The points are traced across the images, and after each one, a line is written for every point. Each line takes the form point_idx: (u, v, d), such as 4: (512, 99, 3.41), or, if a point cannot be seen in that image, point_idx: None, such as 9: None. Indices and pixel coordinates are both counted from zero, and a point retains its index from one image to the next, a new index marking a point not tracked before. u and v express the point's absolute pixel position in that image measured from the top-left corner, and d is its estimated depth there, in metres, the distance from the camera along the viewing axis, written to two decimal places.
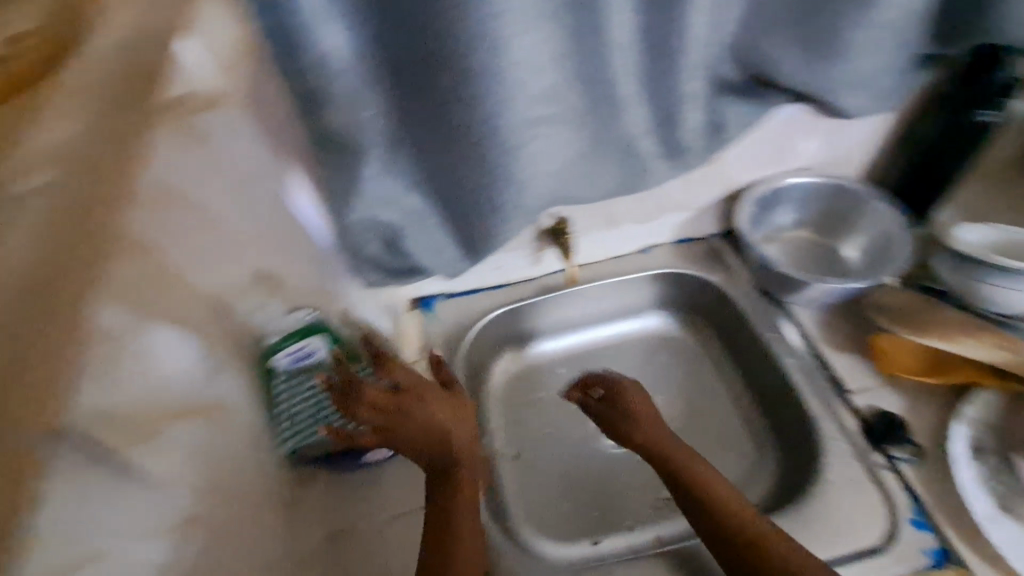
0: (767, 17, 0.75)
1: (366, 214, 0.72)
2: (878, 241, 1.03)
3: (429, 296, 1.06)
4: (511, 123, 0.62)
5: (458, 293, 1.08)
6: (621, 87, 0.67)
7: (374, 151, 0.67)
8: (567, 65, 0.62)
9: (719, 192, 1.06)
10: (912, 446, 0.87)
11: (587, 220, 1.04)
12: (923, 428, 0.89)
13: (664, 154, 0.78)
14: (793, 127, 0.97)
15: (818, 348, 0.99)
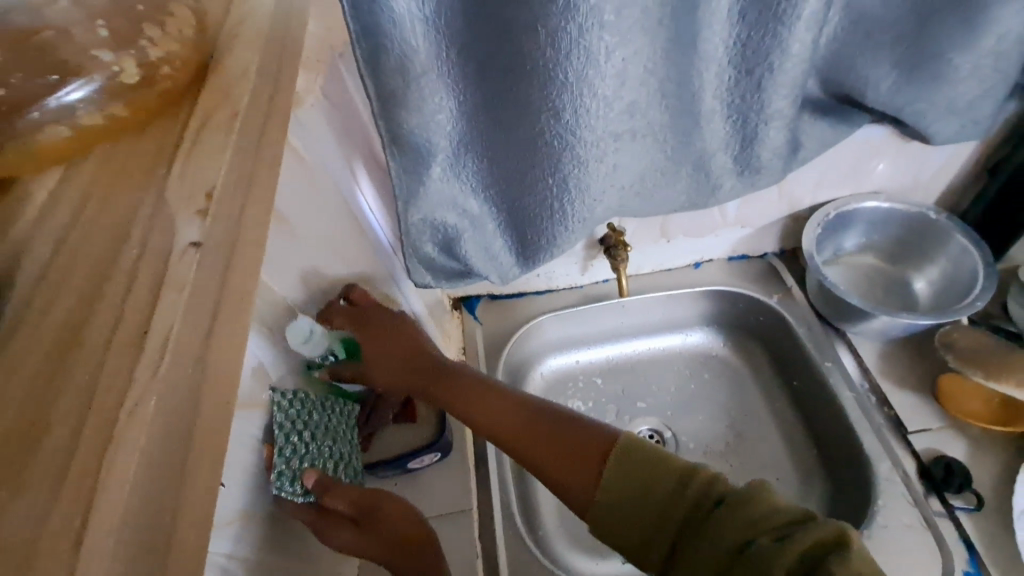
0: (863, 33, 0.70)
1: (425, 216, 0.68)
2: (952, 273, 0.97)
3: (474, 297, 1.07)
4: (587, 135, 0.60)
5: (504, 296, 1.08)
6: (704, 99, 0.63)
7: (443, 155, 0.64)
8: (650, 78, 0.59)
9: (782, 210, 1.01)
10: (973, 495, 0.82)
11: (641, 231, 1.01)
12: (987, 476, 0.84)
13: (736, 173, 0.75)
14: (871, 148, 0.91)
15: (876, 383, 0.93)
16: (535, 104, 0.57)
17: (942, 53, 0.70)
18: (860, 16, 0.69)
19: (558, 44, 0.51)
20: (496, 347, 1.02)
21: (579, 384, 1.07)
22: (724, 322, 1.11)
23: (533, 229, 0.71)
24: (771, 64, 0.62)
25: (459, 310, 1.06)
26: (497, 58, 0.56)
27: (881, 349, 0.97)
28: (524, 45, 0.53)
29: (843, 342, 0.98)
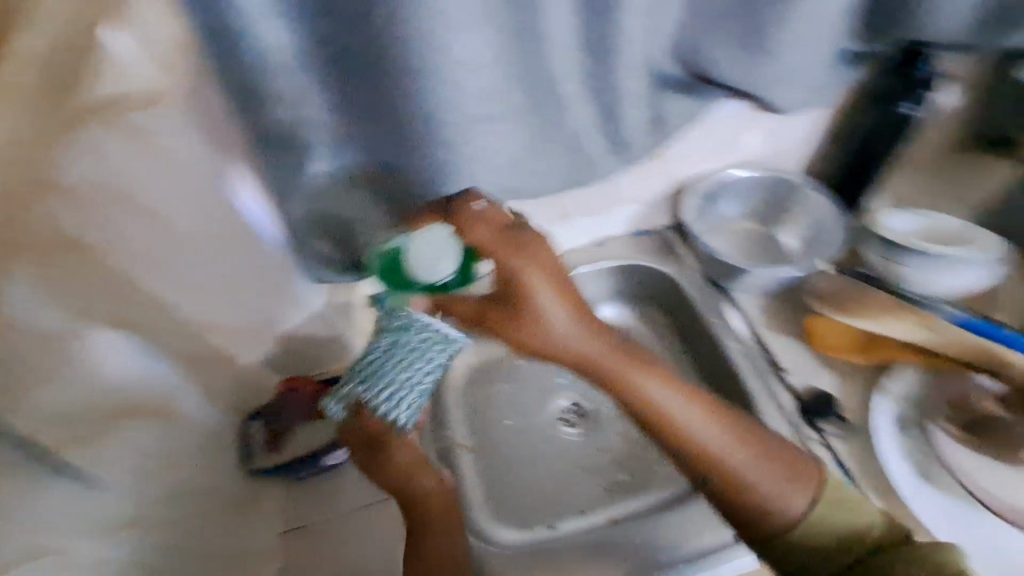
0: (701, 15, 0.78)
1: (312, 210, 0.71)
2: (812, 228, 1.09)
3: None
4: (456, 118, 0.64)
5: None
6: (561, 82, 0.69)
7: (320, 149, 0.67)
8: (508, 62, 0.63)
9: (665, 185, 1.09)
10: (841, 420, 0.93)
11: (543, 214, 1.05)
12: (854, 404, 0.95)
13: (609, 149, 0.81)
14: (732, 121, 1.01)
15: (760, 335, 1.03)
16: (400, 92, 0.61)
17: (767, 28, 0.78)
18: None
19: (405, 36, 0.55)
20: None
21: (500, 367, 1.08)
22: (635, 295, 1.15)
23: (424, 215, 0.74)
24: (617, 45, 0.68)
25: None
26: (355, 51, 0.59)
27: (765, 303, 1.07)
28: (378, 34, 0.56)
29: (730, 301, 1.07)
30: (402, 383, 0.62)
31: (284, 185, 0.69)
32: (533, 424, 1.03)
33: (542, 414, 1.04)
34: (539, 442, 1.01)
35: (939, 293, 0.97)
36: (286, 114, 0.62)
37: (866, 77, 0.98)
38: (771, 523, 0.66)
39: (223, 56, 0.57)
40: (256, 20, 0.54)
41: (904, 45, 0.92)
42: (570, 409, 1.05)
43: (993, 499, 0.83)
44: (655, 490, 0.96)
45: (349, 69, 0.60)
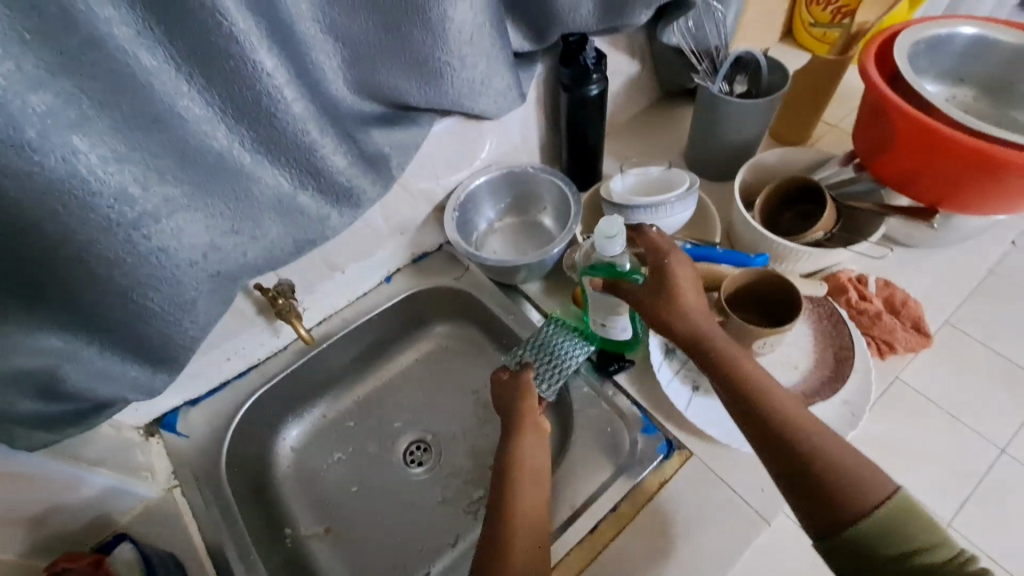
0: (368, 59, 0.55)
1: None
2: (560, 208, 0.83)
3: (169, 410, 0.72)
4: (90, 232, 0.41)
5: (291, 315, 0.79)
6: (133, 163, 0.42)
7: None
8: (145, 156, 0.42)
9: (425, 207, 0.79)
10: (632, 368, 0.71)
11: (305, 277, 0.73)
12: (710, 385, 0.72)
13: (327, 202, 0.58)
14: (455, 136, 0.74)
15: (656, 419, 0.68)
16: (59, 193, 0.38)
17: (264, 61, 0.44)
18: (352, 36, 0.53)
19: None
20: (201, 465, 0.70)
21: (331, 438, 0.81)
22: (436, 312, 0.87)
23: (182, 325, 0.51)
24: (286, 121, 0.49)
25: (157, 433, 0.72)
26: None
27: (698, 382, 0.68)
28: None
29: (612, 375, 0.71)
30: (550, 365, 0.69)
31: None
32: (334, 473, 0.79)
33: (324, 461, 0.79)
34: (356, 495, 0.77)
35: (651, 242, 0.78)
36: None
37: (550, 73, 0.76)
38: (827, 459, 0.48)
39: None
40: None
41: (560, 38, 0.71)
42: (420, 446, 0.81)
43: None
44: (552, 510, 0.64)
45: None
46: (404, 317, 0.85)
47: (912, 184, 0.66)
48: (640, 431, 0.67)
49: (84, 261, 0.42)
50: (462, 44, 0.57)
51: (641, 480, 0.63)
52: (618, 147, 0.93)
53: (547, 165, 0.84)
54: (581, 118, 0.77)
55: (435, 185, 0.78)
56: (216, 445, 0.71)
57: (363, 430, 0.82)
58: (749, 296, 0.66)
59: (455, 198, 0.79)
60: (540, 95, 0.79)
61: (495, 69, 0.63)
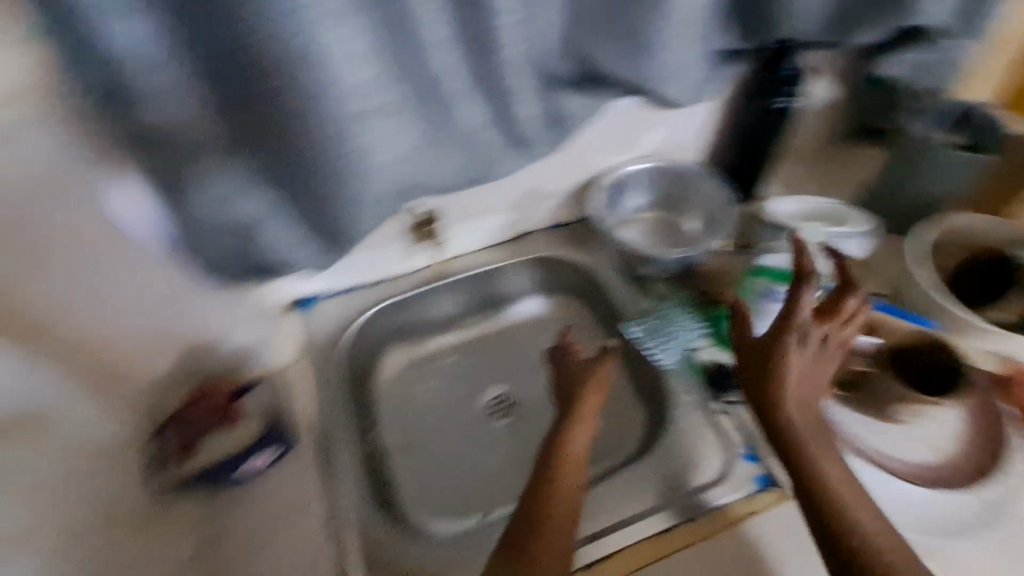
0: (587, 17, 0.57)
1: (206, 209, 0.52)
2: (709, 214, 0.81)
3: (310, 294, 0.79)
4: (323, 116, 0.46)
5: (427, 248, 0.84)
6: (371, 59, 0.46)
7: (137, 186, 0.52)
8: (384, 59, 0.47)
9: (576, 178, 0.81)
10: (744, 390, 0.69)
11: (452, 212, 0.78)
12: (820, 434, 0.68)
13: (506, 145, 0.61)
14: (628, 117, 0.74)
15: (758, 449, 0.65)
16: (309, 66, 0.42)
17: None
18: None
19: None
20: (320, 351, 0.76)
21: (429, 367, 0.86)
22: (556, 283, 0.89)
23: (355, 218, 0.56)
24: (502, 58, 0.51)
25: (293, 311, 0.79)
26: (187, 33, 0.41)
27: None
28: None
29: (720, 393, 0.69)
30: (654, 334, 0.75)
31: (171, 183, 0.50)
32: (423, 399, 0.83)
33: (417, 386, 0.84)
34: (440, 421, 0.81)
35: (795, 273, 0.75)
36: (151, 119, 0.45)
37: (745, 76, 0.75)
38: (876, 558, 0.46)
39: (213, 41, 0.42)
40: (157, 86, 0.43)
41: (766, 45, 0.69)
42: (505, 400, 0.84)
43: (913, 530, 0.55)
44: (627, 504, 0.64)
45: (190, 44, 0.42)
46: (524, 277, 0.87)
47: None
48: (737, 456, 0.65)
49: (308, 139, 0.47)
50: (680, 28, 0.58)
51: (728, 504, 0.61)
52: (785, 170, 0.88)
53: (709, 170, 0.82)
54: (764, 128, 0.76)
55: (594, 160, 0.79)
56: (337, 339, 0.77)
57: (459, 369, 0.86)
58: (898, 356, 0.62)
59: (607, 180, 0.80)
60: (724, 97, 0.77)
61: (695, 59, 0.63)
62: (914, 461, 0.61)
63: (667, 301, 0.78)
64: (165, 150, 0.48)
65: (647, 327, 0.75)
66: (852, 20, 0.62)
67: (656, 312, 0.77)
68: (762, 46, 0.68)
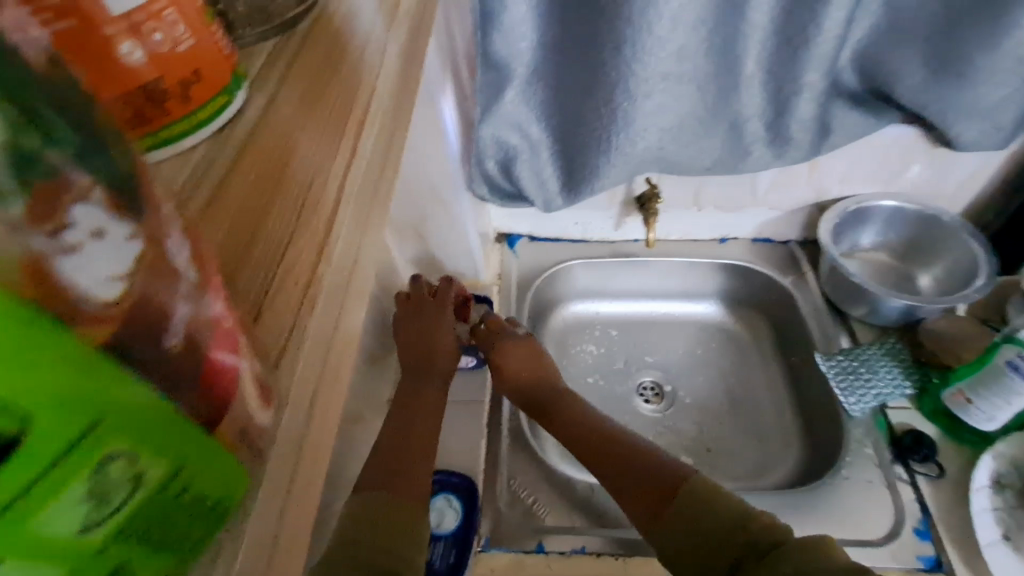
0: (905, 31, 0.56)
1: (497, 130, 0.60)
2: (954, 275, 0.73)
3: (517, 233, 0.89)
4: (640, 68, 0.52)
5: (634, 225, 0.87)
6: (691, 23, 0.50)
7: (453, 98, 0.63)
8: (707, 31, 0.52)
9: (809, 198, 0.78)
10: (939, 466, 0.62)
11: (672, 195, 0.80)
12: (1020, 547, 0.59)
13: (769, 142, 0.61)
14: (897, 148, 0.70)
15: (938, 531, 0.59)
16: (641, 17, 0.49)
17: None
18: (908, 10, 0.55)
19: None
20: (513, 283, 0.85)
21: (593, 332, 0.89)
22: (743, 296, 0.87)
23: (608, 172, 0.61)
24: (811, 53, 0.53)
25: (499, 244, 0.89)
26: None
27: (1019, 537, 0.56)
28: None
29: (908, 459, 0.63)
30: (846, 374, 0.70)
31: (488, 100, 0.58)
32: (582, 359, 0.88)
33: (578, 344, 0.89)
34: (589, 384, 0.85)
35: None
36: (507, 44, 0.54)
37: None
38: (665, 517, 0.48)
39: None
40: (515, 13, 0.51)
41: None
42: (654, 388, 0.83)
43: None
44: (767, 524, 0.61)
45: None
46: (715, 279, 0.87)
47: None
48: (909, 528, 0.59)
49: (613, 86, 0.54)
50: (1008, 58, 0.55)
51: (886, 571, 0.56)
52: None
53: (969, 226, 0.73)
54: None
55: (837, 184, 0.76)
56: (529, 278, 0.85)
57: (620, 343, 0.88)
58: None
59: (843, 207, 0.76)
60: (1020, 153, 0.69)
61: (1013, 98, 0.58)
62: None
63: (873, 349, 0.71)
64: (495, 72, 0.56)
65: (842, 366, 0.70)
66: None
67: (855, 354, 0.71)
68: None
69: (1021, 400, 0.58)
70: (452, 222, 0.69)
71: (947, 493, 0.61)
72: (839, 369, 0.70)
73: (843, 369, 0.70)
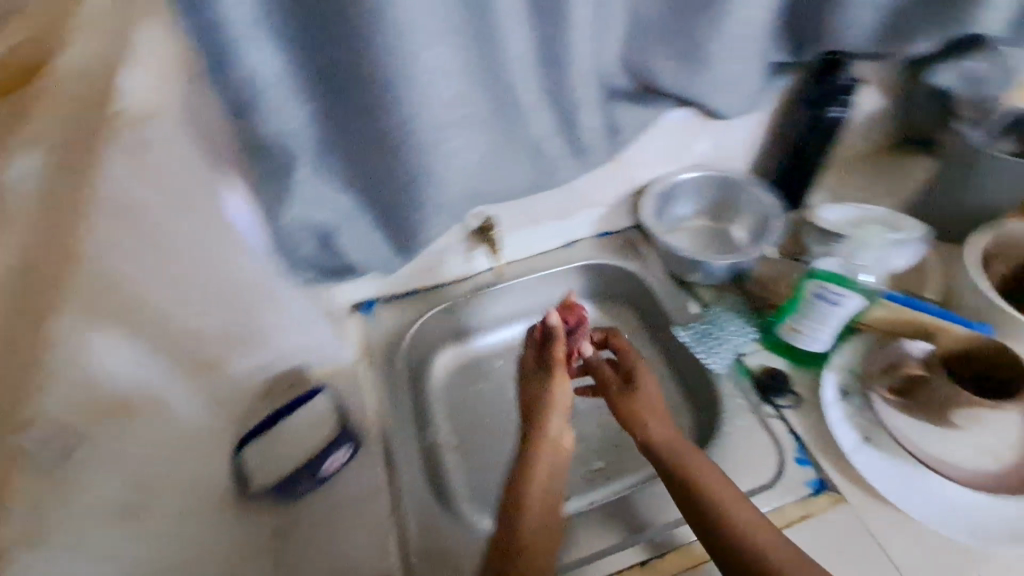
0: (647, 35, 0.61)
1: (298, 215, 0.55)
2: (758, 223, 0.83)
3: (370, 297, 0.84)
4: (421, 123, 0.51)
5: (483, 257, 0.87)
6: (459, 74, 0.50)
7: None
8: (474, 74, 0.51)
9: (626, 188, 0.84)
10: (795, 394, 0.70)
11: (508, 221, 0.81)
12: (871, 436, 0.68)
13: (569, 153, 0.64)
14: (680, 130, 0.77)
15: (812, 454, 0.65)
16: (406, 80, 0.47)
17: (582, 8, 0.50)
18: (643, 14, 0.60)
19: None
20: (381, 350, 0.81)
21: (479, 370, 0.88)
22: (602, 290, 0.91)
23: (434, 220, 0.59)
24: (576, 73, 0.55)
25: (355, 312, 0.84)
26: (311, 45, 0.47)
27: (870, 434, 0.65)
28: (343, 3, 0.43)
29: (772, 398, 0.70)
30: (701, 338, 0.75)
31: (278, 185, 0.53)
32: (475, 401, 0.86)
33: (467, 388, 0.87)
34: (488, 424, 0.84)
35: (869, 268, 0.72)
36: (275, 127, 0.49)
37: (791, 88, 0.77)
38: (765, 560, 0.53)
39: (328, 56, 0.47)
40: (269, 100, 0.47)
41: (815, 57, 0.71)
42: (552, 405, 0.85)
43: (961, 531, 0.57)
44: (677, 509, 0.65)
45: (308, 57, 0.47)
46: (573, 283, 0.90)
47: None
48: (791, 459, 0.65)
49: (404, 144, 0.52)
50: (735, 44, 0.62)
51: (782, 509, 0.61)
52: (831, 182, 0.89)
53: (755, 178, 0.84)
54: (808, 140, 0.77)
55: (644, 170, 0.82)
56: (397, 339, 0.82)
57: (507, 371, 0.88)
58: (954, 359, 0.62)
59: (655, 188, 0.83)
60: (772, 108, 0.79)
61: (751, 70, 0.66)
62: (974, 469, 0.61)
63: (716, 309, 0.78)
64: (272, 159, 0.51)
65: (695, 332, 0.76)
66: (904, 28, 0.64)
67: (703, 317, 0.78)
68: (809, 59, 0.70)
69: (835, 321, 0.66)
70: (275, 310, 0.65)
71: (808, 415, 0.68)
72: (694, 335, 0.76)
73: (697, 334, 0.76)
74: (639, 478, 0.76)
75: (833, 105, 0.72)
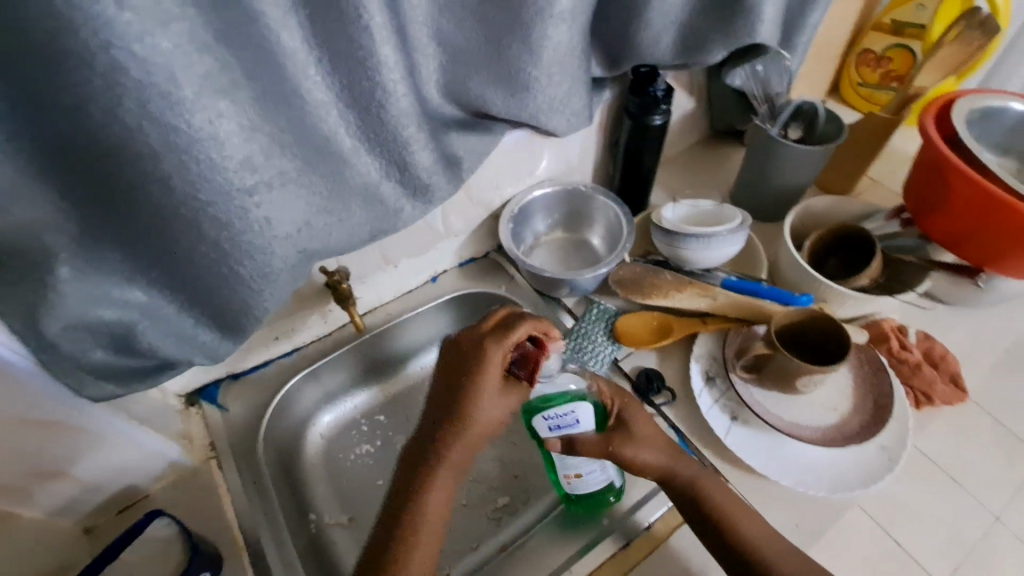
0: (464, 64, 0.58)
1: (72, 325, 0.45)
2: (611, 229, 0.85)
3: (212, 381, 0.73)
4: (211, 194, 0.42)
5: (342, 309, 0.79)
6: (253, 131, 0.42)
7: None
8: (270, 129, 0.44)
9: (481, 214, 0.82)
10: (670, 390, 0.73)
11: (361, 268, 0.75)
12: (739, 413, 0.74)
13: (408, 196, 0.59)
14: (519, 151, 0.77)
15: (693, 444, 0.69)
16: (178, 151, 0.39)
17: (385, 42, 0.45)
18: (454, 42, 0.57)
19: (117, 42, 0.33)
20: (237, 441, 0.70)
21: (360, 430, 0.81)
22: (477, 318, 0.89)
23: (262, 295, 0.51)
24: (394, 114, 0.50)
25: (197, 404, 0.72)
26: (30, 119, 0.36)
27: (737, 412, 0.69)
28: (59, 62, 0.33)
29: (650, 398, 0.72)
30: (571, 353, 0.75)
31: (33, 294, 0.42)
32: (363, 465, 0.78)
33: (350, 452, 0.79)
34: (379, 486, 0.77)
35: (711, 262, 0.77)
36: (4, 221, 0.39)
37: (615, 99, 0.80)
38: (766, 561, 0.55)
39: (55, 130, 0.37)
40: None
41: (630, 68, 0.75)
42: None
43: (822, 485, 0.63)
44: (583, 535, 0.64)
45: (26, 134, 0.37)
46: (447, 317, 0.86)
47: (964, 243, 0.68)
48: None
49: (195, 219, 0.43)
50: (553, 68, 0.61)
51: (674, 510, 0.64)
52: (668, 180, 0.95)
53: (599, 186, 0.86)
54: (639, 146, 0.80)
55: (493, 193, 0.80)
56: (254, 422, 0.72)
57: (393, 424, 0.82)
58: (786, 338, 0.68)
59: (510, 210, 0.81)
60: (602, 119, 0.82)
61: (574, 91, 0.67)
62: (824, 424, 0.68)
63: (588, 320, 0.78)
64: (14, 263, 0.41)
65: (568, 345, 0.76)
66: (695, 39, 0.69)
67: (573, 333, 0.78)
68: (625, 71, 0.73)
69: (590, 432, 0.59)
70: (76, 432, 0.55)
71: (684, 408, 0.72)
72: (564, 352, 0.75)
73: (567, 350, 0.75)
74: (544, 505, 0.75)
75: (654, 113, 0.75)
